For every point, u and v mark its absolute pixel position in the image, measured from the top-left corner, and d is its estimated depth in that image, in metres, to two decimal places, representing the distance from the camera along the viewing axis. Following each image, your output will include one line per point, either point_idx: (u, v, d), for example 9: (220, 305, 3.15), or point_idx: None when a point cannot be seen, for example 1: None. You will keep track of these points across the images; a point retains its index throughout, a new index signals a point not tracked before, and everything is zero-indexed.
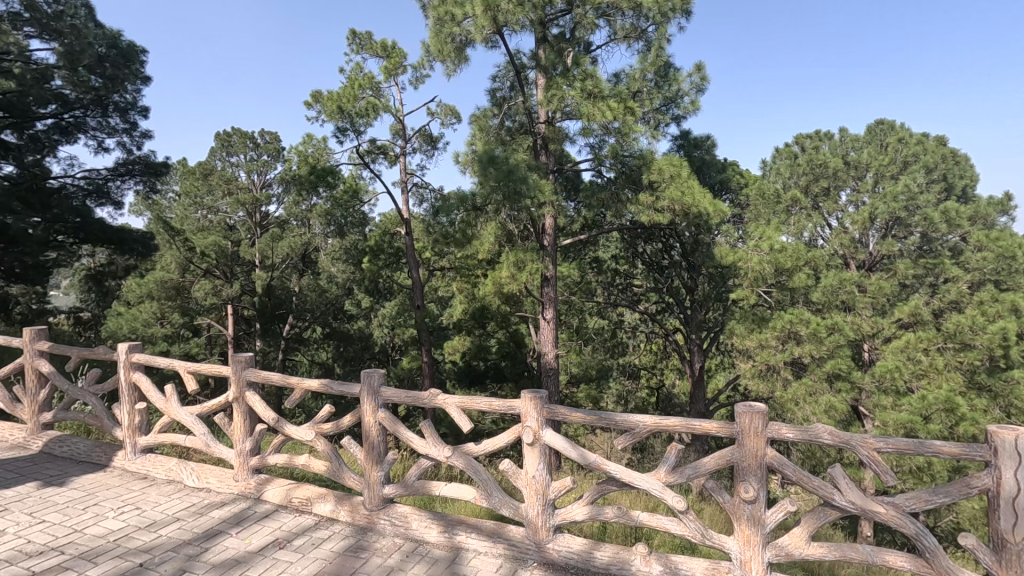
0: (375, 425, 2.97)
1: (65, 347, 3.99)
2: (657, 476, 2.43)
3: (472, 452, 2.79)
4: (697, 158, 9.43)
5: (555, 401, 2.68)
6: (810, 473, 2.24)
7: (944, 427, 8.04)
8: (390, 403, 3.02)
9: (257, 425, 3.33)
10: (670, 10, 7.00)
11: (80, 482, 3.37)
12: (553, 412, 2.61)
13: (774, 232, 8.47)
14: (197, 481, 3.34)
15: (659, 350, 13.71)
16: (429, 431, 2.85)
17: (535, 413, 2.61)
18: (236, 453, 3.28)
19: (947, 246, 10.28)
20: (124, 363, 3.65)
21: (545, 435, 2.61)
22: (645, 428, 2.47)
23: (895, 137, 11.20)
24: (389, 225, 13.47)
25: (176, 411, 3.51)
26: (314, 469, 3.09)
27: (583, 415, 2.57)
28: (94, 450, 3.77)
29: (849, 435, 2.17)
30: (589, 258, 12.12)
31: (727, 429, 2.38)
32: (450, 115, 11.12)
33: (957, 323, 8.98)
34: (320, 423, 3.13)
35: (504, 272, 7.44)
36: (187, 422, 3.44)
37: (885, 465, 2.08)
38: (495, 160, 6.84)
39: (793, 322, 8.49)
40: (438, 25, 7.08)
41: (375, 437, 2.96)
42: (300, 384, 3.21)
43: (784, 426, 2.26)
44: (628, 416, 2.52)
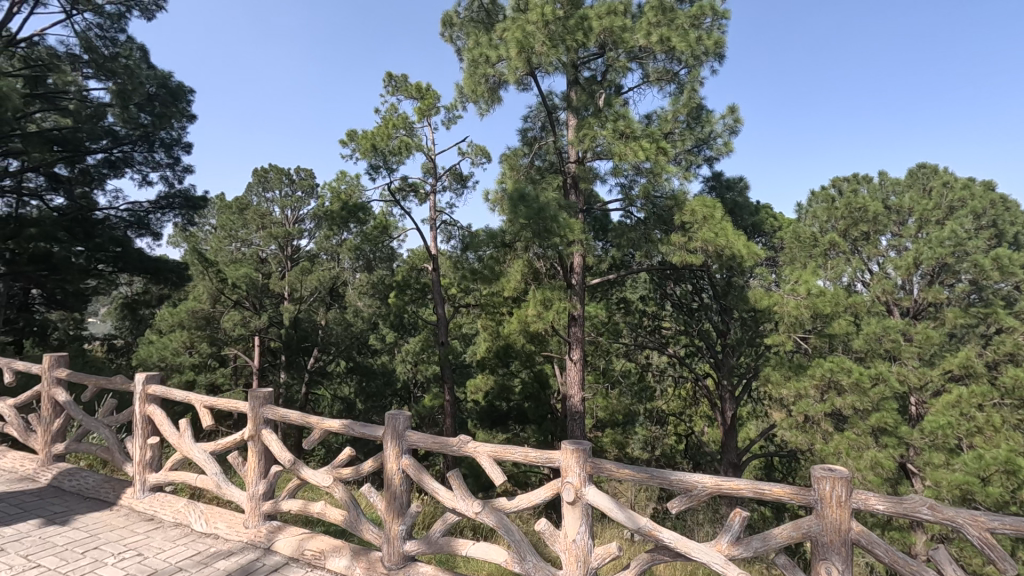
0: (399, 472, 2.81)
1: (83, 376, 3.96)
2: (718, 547, 2.19)
3: (505, 509, 2.59)
4: (729, 200, 9.36)
5: (598, 455, 2.49)
6: (906, 556, 1.97)
7: (1005, 491, 7.44)
8: (415, 449, 2.86)
9: (271, 467, 3.19)
10: (702, 54, 7.02)
11: (84, 522, 3.26)
12: (597, 467, 2.42)
13: (811, 276, 8.24)
14: (205, 526, 3.21)
15: (688, 395, 13.29)
16: (457, 481, 2.67)
17: (576, 467, 2.43)
18: (248, 496, 3.15)
19: (998, 295, 9.74)
20: (141, 396, 3.60)
21: (587, 492, 2.41)
22: (705, 491, 2.26)
23: (939, 181, 10.83)
24: (416, 261, 13.52)
25: (188, 447, 3.41)
26: (329, 518, 2.93)
27: (631, 473, 2.37)
28: (102, 486, 3.68)
29: (957, 513, 1.92)
30: (616, 298, 11.87)
31: (802, 494, 2.15)
32: (481, 155, 11.28)
33: (1015, 377, 8.45)
34: (339, 468, 2.98)
35: (531, 309, 7.27)
36: (199, 459, 3.32)
37: (1001, 551, 1.82)
38: (525, 198, 6.81)
39: (833, 370, 8.02)
40: (472, 67, 7.22)
41: (398, 486, 2.80)
42: (320, 424, 3.07)
43: (874, 496, 2.03)
44: (685, 476, 2.31)
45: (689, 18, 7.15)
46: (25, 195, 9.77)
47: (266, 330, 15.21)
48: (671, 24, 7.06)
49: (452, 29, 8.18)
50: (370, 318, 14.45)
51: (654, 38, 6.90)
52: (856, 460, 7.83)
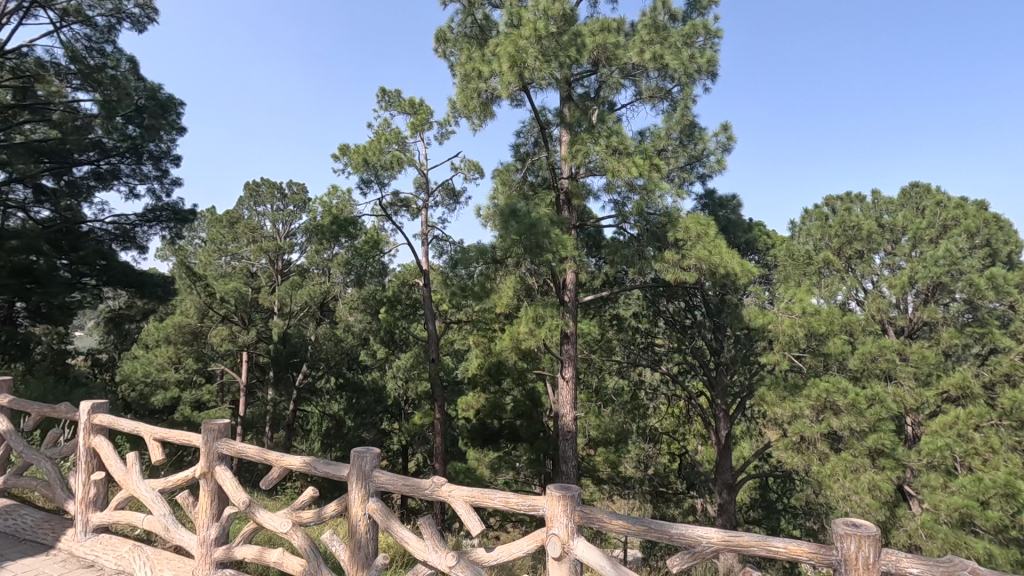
0: (365, 518, 3.05)
1: (23, 404, 3.90)
2: None
3: (481, 561, 2.62)
4: (723, 218, 9.32)
5: (586, 504, 2.57)
6: None
7: (1005, 515, 7.27)
8: (379, 492, 3.09)
9: (224, 510, 3.28)
10: (695, 72, 7.01)
11: (15, 569, 3.23)
12: (586, 516, 2.50)
13: (806, 293, 8.13)
14: (149, 572, 3.22)
15: (681, 414, 13.10)
16: (430, 530, 2.75)
17: (563, 518, 2.51)
18: (199, 541, 3.21)
19: (993, 315, 9.65)
20: (87, 427, 3.65)
21: (575, 545, 2.49)
22: (711, 545, 2.25)
23: (932, 201, 10.84)
24: (408, 276, 13.31)
25: (135, 484, 3.49)
26: (288, 567, 2.97)
27: (626, 525, 2.41)
28: (40, 526, 3.66)
29: None
30: (609, 316, 11.72)
31: (825, 554, 2.09)
32: (473, 170, 11.19)
33: (1013, 398, 8.28)
34: (297, 512, 3.13)
35: (523, 327, 7.12)
36: (147, 498, 3.41)
37: None
38: (517, 214, 6.72)
39: (829, 391, 7.88)
40: (465, 82, 7.15)
41: (363, 534, 3.05)
42: (279, 462, 3.38)
43: (907, 558, 1.96)
44: (689, 530, 2.30)
45: (682, 36, 7.13)
46: (10, 208, 9.52)
47: (253, 346, 14.96)
48: (664, 41, 7.04)
49: (446, 44, 8.09)
50: (361, 333, 14.27)
51: (648, 55, 6.87)
52: (854, 482, 7.72)
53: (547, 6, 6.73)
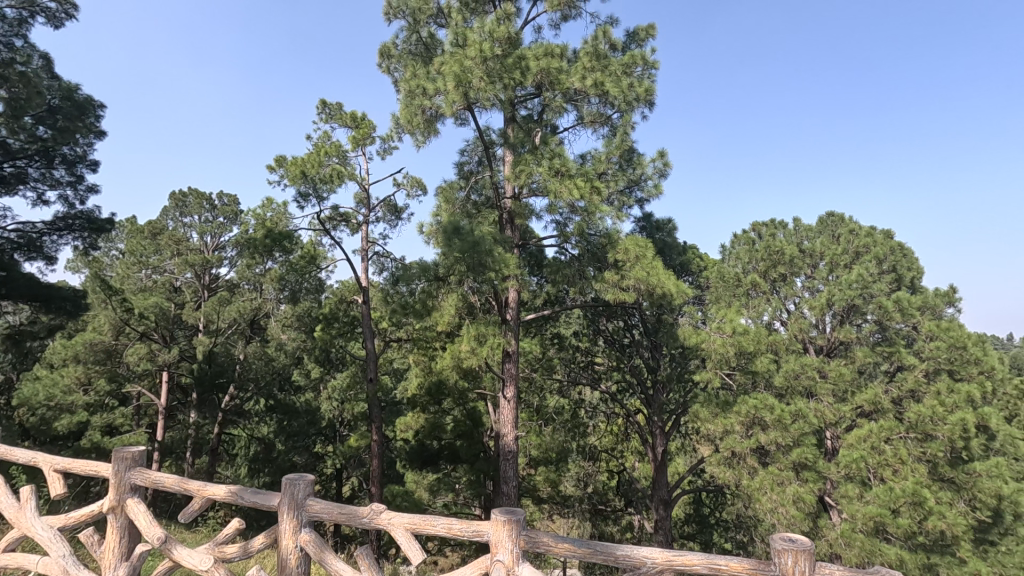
0: (297, 549, 2.95)
1: None
2: None
3: None
4: (659, 240, 9.68)
5: (529, 528, 2.77)
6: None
7: (914, 522, 7.84)
8: (314, 520, 3.01)
9: (135, 547, 3.12)
10: (634, 100, 7.29)
11: None
12: (531, 540, 2.70)
13: (736, 314, 8.51)
14: None
15: (620, 431, 13.30)
16: (367, 560, 2.66)
17: (509, 544, 2.69)
18: None
19: (899, 335, 10.45)
20: None
21: (519, 569, 2.67)
22: (655, 564, 2.53)
23: (846, 229, 11.70)
24: (346, 293, 12.94)
25: (29, 522, 3.17)
26: None
27: (572, 548, 2.61)
28: None
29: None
30: (550, 334, 11.79)
31: (764, 569, 2.35)
32: (416, 187, 11.09)
33: (917, 413, 8.99)
34: (219, 547, 2.94)
35: (464, 345, 7.04)
36: (43, 537, 3.10)
37: None
38: (460, 231, 6.70)
39: (757, 407, 8.27)
40: (410, 98, 7.10)
41: (294, 566, 2.94)
42: (200, 492, 3.21)
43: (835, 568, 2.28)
44: (634, 552, 2.55)
45: (622, 65, 7.40)
46: None
47: (175, 365, 13.99)
48: (604, 69, 7.28)
49: (390, 60, 8.07)
50: (294, 352, 13.68)
51: (589, 82, 7.08)
52: (780, 494, 8.09)
53: (492, 28, 6.80)
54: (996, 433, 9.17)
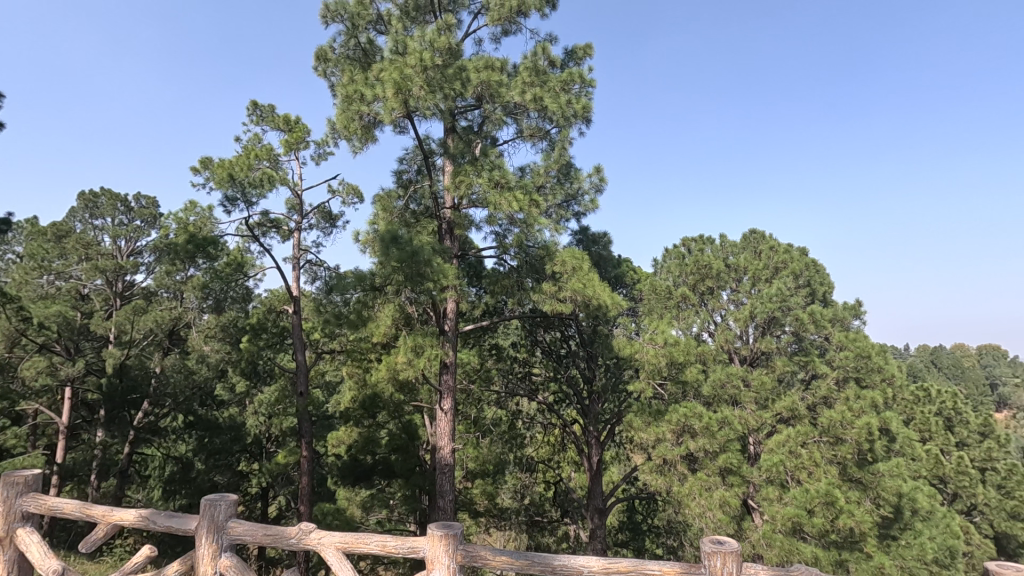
0: (215, 571, 3.22)
1: None
2: None
3: None
4: (595, 253, 9.93)
5: (467, 543, 3.15)
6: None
7: (826, 521, 8.34)
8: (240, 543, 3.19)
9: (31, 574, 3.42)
10: (571, 116, 7.47)
11: None
12: (468, 555, 3.08)
13: (666, 325, 8.83)
14: None
15: (556, 441, 13.41)
16: None
17: (446, 558, 3.07)
18: None
19: (814, 345, 11.20)
20: None
21: None
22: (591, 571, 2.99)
23: (767, 245, 12.43)
24: (275, 302, 12.12)
25: None
26: None
27: (510, 559, 3.05)
28: None
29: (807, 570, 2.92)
30: (488, 345, 11.76)
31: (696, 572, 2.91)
32: (352, 194, 10.82)
33: (829, 418, 9.64)
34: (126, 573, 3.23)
35: (400, 357, 6.87)
36: None
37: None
38: (398, 240, 6.57)
39: (686, 416, 8.59)
40: (346, 103, 6.92)
41: None
42: (105, 517, 3.40)
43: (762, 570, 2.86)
44: (574, 561, 3.01)
45: (560, 81, 7.56)
46: None
47: (79, 380, 12.82)
48: (543, 84, 7.42)
49: (326, 64, 7.84)
50: (218, 365, 12.91)
51: (529, 96, 7.21)
52: (707, 499, 8.40)
53: (433, 38, 6.79)
54: (896, 435, 9.97)
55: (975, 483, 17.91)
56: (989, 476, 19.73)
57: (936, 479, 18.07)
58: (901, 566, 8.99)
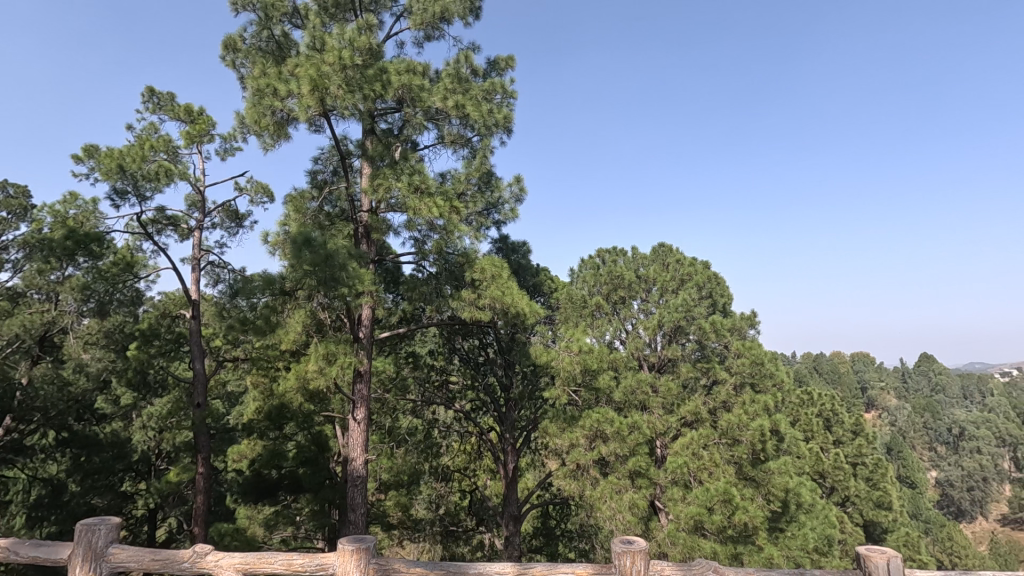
0: None
1: None
2: None
3: None
4: (514, 261, 10.08)
5: (379, 556, 3.20)
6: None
7: (724, 517, 8.91)
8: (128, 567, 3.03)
9: None
10: (493, 125, 7.55)
11: None
12: (380, 566, 3.14)
13: (581, 333, 9.06)
14: None
15: (472, 450, 13.38)
16: None
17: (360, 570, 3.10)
18: None
19: (714, 353, 11.94)
20: None
21: None
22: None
23: (674, 258, 13.16)
24: (170, 307, 11.29)
25: None
26: None
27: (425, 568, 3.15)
28: None
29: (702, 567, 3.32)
30: (404, 353, 11.50)
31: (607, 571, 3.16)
32: (261, 193, 10.24)
33: (727, 421, 10.34)
34: None
35: (311, 365, 6.56)
36: None
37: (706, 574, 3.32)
38: (311, 243, 6.26)
39: (599, 421, 8.87)
40: (257, 97, 6.53)
41: None
42: None
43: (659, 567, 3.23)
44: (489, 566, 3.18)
45: (482, 90, 7.60)
46: None
47: None
48: (465, 92, 7.43)
49: (235, 54, 7.38)
50: (99, 375, 11.65)
51: (450, 103, 7.18)
52: (618, 502, 8.66)
53: (353, 37, 6.59)
54: (784, 435, 10.87)
55: (847, 477, 19.88)
56: (858, 469, 22.01)
57: (816, 474, 19.87)
58: (788, 556, 9.79)
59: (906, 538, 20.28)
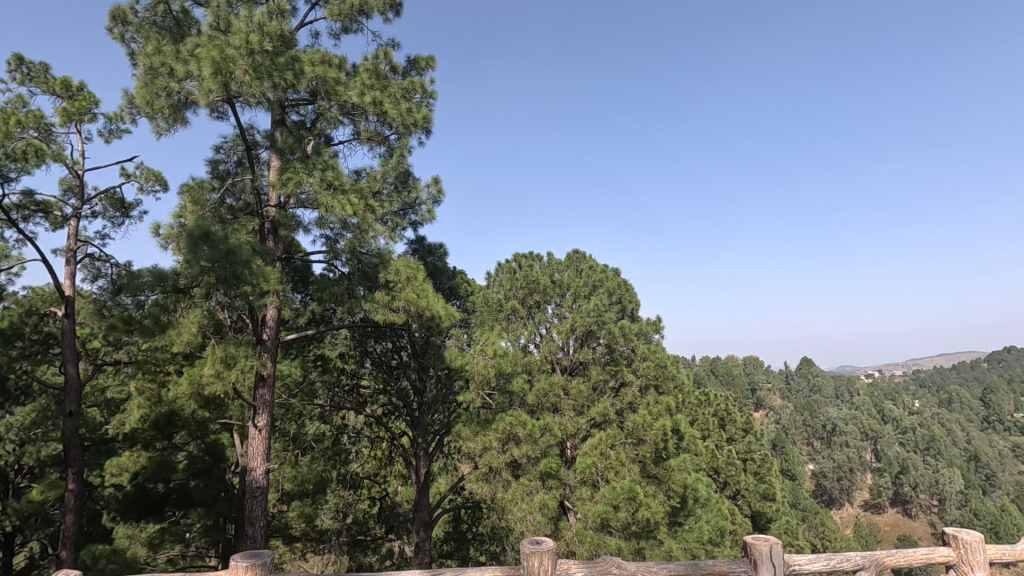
0: None
1: None
2: None
3: None
4: (431, 263, 9.95)
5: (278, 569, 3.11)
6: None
7: (629, 514, 9.28)
8: None
9: None
10: (412, 125, 7.43)
11: None
12: None
13: (497, 337, 9.09)
14: None
15: (383, 455, 13.04)
16: None
17: None
18: None
19: (623, 356, 12.44)
20: None
21: None
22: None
23: (587, 264, 13.60)
24: (38, 304, 10.03)
25: None
26: None
27: None
28: None
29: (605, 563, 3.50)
30: (312, 356, 10.98)
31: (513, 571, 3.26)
32: (153, 181, 9.39)
33: (633, 421, 10.83)
34: None
35: (207, 368, 6.07)
36: None
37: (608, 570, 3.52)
38: (210, 237, 5.77)
39: (512, 424, 8.90)
40: (149, 76, 5.98)
41: None
42: None
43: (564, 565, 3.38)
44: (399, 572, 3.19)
45: (401, 88, 7.45)
46: None
47: None
48: (384, 89, 7.24)
49: (126, 27, 6.73)
50: None
51: (367, 98, 6.97)
52: (528, 503, 8.93)
53: (262, 21, 6.22)
54: (684, 434, 11.55)
55: (738, 471, 21.47)
56: (748, 464, 23.84)
57: (711, 470, 21.26)
58: (685, 548, 10.39)
59: (786, 527, 22.24)
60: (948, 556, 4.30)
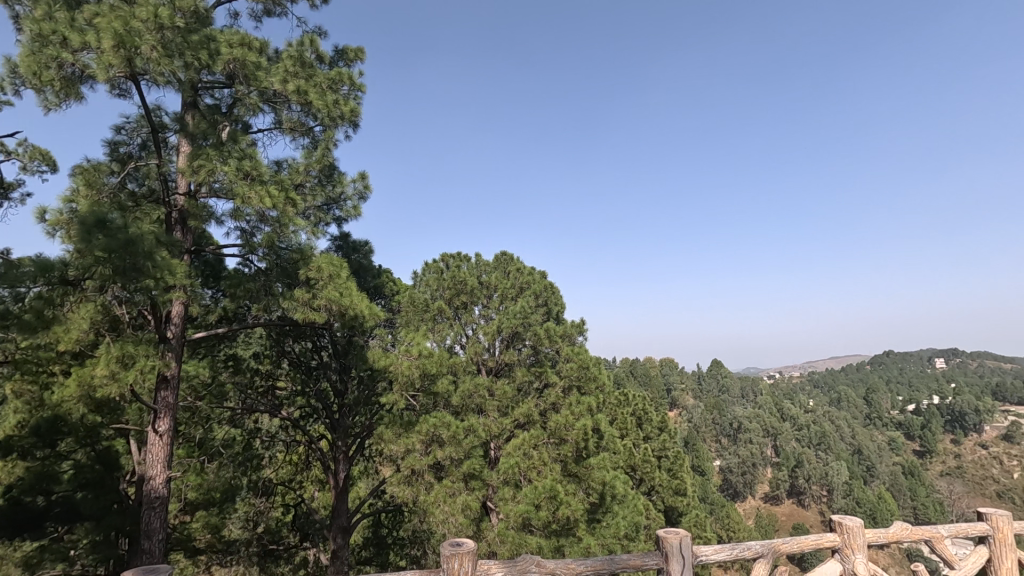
0: None
1: None
2: None
3: None
4: (355, 261, 9.65)
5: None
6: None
7: (550, 513, 9.45)
8: None
9: None
10: (338, 117, 7.19)
11: None
12: None
13: (422, 337, 8.96)
14: None
15: (300, 460, 12.49)
16: None
17: None
18: None
19: (547, 357, 12.63)
20: None
21: None
22: None
23: (514, 266, 13.71)
24: None
25: None
26: None
27: None
28: None
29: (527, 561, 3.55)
30: (223, 356, 10.34)
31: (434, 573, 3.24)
32: (38, 160, 8.44)
33: (556, 421, 11.05)
34: None
35: (99, 369, 5.52)
36: None
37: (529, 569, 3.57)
38: (106, 225, 5.24)
39: (436, 425, 8.80)
40: (37, 44, 5.37)
41: None
42: None
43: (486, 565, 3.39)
44: None
45: (328, 78, 7.18)
46: None
47: None
48: (309, 78, 6.94)
49: None
50: None
51: (291, 87, 6.67)
52: (451, 505, 8.87)
53: None
54: (603, 434, 11.91)
55: (653, 468, 22.47)
56: (663, 461, 24.98)
57: (629, 467, 22.08)
58: (603, 544, 10.72)
59: (695, 520, 23.52)
60: (834, 541, 4.70)
